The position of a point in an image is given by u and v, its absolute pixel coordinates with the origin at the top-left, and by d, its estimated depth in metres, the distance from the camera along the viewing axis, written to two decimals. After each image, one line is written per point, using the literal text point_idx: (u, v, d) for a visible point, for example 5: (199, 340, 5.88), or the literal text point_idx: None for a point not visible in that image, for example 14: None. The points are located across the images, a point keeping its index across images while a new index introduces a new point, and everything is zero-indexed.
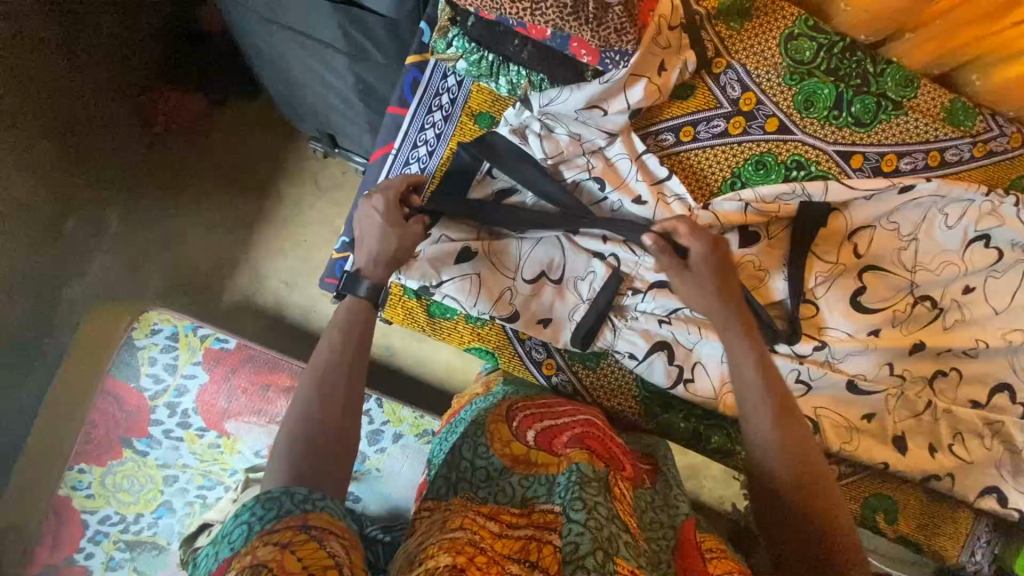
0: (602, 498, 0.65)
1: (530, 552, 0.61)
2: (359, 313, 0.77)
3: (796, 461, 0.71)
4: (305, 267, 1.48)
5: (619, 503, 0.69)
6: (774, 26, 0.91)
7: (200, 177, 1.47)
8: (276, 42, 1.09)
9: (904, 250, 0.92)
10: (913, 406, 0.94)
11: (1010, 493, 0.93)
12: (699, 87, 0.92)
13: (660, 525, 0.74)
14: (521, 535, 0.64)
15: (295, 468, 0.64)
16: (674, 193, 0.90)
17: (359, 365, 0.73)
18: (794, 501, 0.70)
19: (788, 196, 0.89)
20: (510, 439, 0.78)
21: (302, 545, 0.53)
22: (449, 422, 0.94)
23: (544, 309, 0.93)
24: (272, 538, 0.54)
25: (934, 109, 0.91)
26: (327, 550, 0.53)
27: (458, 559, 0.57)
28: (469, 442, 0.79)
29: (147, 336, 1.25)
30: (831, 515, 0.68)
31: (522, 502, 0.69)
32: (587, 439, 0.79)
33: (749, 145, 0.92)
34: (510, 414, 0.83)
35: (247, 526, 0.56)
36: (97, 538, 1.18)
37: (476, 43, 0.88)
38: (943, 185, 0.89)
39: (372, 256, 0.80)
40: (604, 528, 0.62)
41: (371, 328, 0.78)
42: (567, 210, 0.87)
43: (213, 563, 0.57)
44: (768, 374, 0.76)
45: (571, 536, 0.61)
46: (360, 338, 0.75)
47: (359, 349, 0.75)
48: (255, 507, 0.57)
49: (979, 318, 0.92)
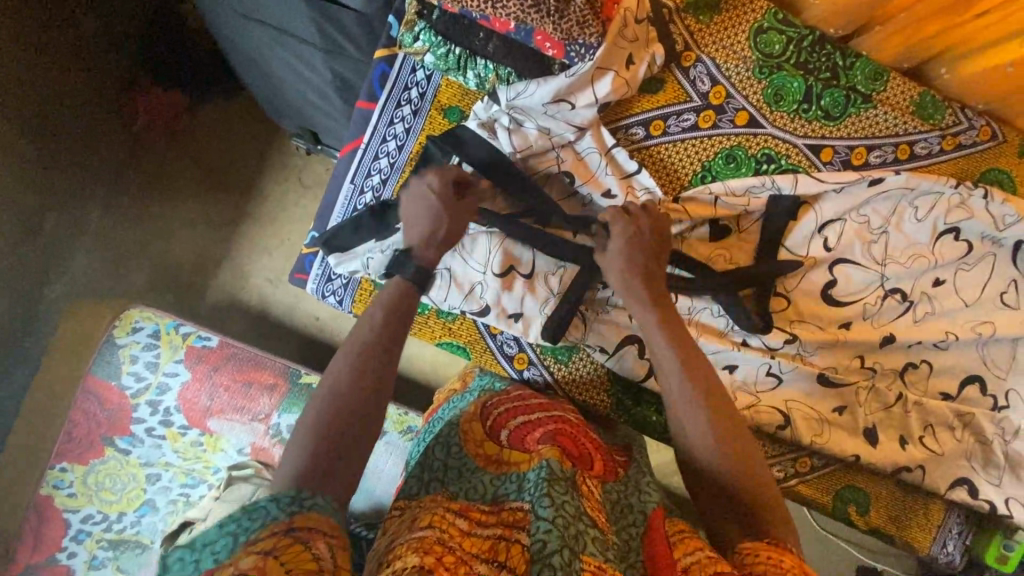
0: (569, 497, 0.66)
1: (499, 552, 0.62)
2: (395, 293, 0.78)
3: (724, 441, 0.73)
4: (288, 264, 1.48)
5: (587, 501, 0.69)
6: (742, 20, 0.90)
7: (184, 175, 1.48)
8: (252, 38, 1.10)
9: (874, 244, 0.93)
10: (884, 399, 0.94)
11: (981, 485, 0.94)
12: (669, 80, 0.92)
13: (630, 510, 0.74)
14: (489, 535, 0.64)
15: (314, 449, 0.66)
16: (643, 186, 0.91)
17: (395, 344, 0.75)
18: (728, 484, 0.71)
19: (757, 189, 0.91)
20: (483, 439, 0.80)
21: (286, 549, 0.56)
22: (428, 421, 0.94)
23: (514, 303, 0.92)
24: (256, 547, 0.55)
25: (903, 103, 0.90)
26: (313, 552, 0.56)
27: (426, 560, 0.57)
28: (442, 443, 0.80)
29: (128, 334, 1.25)
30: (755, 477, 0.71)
31: (492, 499, 0.69)
32: (559, 436, 0.79)
33: (718, 139, 0.92)
34: (484, 413, 0.84)
35: (232, 536, 0.57)
36: (80, 537, 1.19)
37: (442, 37, 0.88)
38: (911, 178, 0.90)
39: (423, 238, 0.81)
40: (570, 525, 0.62)
41: (407, 310, 0.79)
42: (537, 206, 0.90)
43: (195, 571, 0.57)
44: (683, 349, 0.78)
45: (539, 534, 0.61)
46: (397, 317, 0.77)
47: (395, 330, 0.76)
48: (240, 518, 0.58)
49: (949, 309, 0.93)
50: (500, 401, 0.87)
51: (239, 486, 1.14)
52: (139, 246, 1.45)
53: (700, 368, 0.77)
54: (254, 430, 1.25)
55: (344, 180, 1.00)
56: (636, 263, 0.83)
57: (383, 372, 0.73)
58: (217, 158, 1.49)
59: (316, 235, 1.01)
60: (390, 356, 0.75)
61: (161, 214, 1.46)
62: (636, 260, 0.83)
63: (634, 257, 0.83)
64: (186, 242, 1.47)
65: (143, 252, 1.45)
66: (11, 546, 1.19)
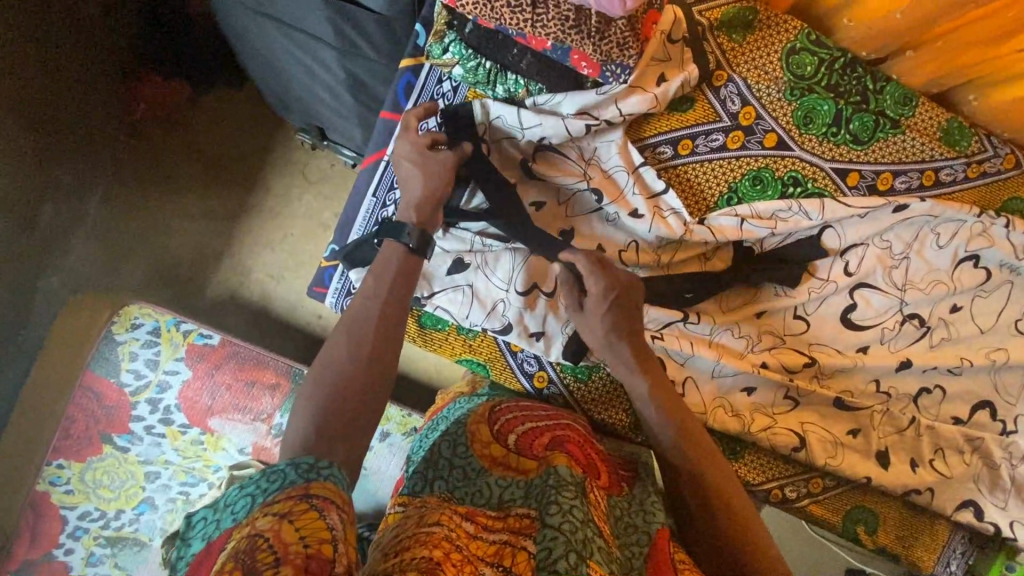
0: (578, 501, 0.63)
1: (504, 557, 0.60)
2: (394, 259, 0.82)
3: (712, 477, 0.77)
4: (292, 260, 1.44)
5: (594, 509, 0.67)
6: (776, 39, 0.89)
7: (184, 166, 1.44)
8: (266, 34, 1.07)
9: (895, 269, 0.93)
10: (897, 422, 0.95)
11: (986, 507, 0.96)
12: (699, 100, 0.91)
13: (633, 529, 0.71)
14: (495, 540, 0.62)
15: (321, 411, 0.68)
16: (670, 207, 0.90)
17: (391, 310, 0.78)
18: (728, 524, 0.73)
19: (784, 213, 0.90)
20: (490, 440, 0.80)
21: (301, 514, 0.52)
22: (431, 420, 0.93)
23: (537, 323, 0.91)
24: (271, 509, 0.53)
25: (930, 128, 0.90)
26: (326, 520, 0.53)
27: (434, 553, 0.56)
28: (449, 441, 0.80)
29: (128, 331, 1.21)
30: (751, 528, 0.73)
31: (498, 505, 0.69)
32: (568, 444, 0.79)
33: (746, 160, 0.91)
34: (492, 417, 0.84)
35: (251, 497, 0.57)
36: (77, 534, 1.18)
37: (473, 50, 0.86)
38: (937, 206, 0.90)
39: (407, 202, 0.84)
40: (578, 531, 0.59)
41: (410, 271, 0.82)
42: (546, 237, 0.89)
43: (216, 529, 0.60)
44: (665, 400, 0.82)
45: (545, 541, 0.58)
46: (397, 282, 0.80)
47: (393, 299, 0.79)
48: (260, 480, 0.59)
49: (965, 335, 0.94)
50: (508, 408, 0.86)
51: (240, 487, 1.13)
52: (138, 238, 1.41)
53: (684, 428, 0.81)
54: (257, 430, 1.24)
55: (365, 192, 0.98)
56: (620, 329, 0.83)
57: (377, 339, 0.76)
58: (218, 151, 1.46)
59: (334, 246, 0.99)
60: (390, 318, 0.78)
61: (160, 207, 1.43)
62: (619, 324, 0.83)
63: (620, 325, 0.83)
64: (186, 235, 1.44)
65: (142, 244, 1.42)
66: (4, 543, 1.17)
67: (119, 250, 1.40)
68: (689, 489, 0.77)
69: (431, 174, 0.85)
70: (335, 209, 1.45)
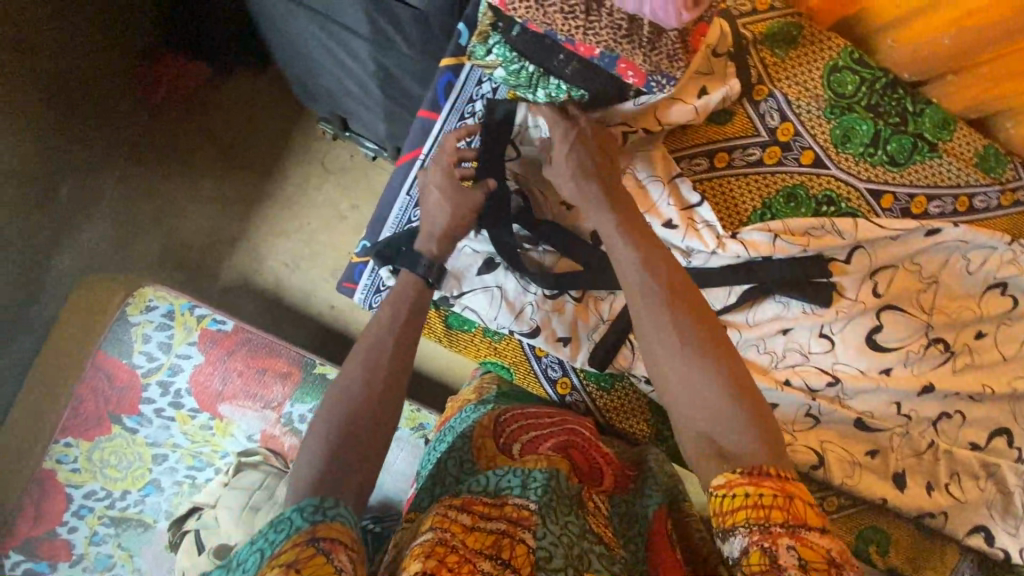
0: (573, 516, 0.66)
1: (502, 549, 0.59)
2: (410, 289, 0.78)
3: (700, 330, 0.65)
4: (306, 250, 1.43)
5: (592, 518, 0.69)
6: (818, 57, 0.90)
7: (201, 149, 1.43)
8: (295, 20, 1.05)
9: (923, 293, 0.93)
10: (915, 446, 0.95)
11: (997, 533, 0.95)
12: (739, 113, 0.91)
13: (636, 518, 0.74)
14: (493, 529, 0.62)
15: (331, 448, 0.64)
16: (704, 220, 0.90)
17: (407, 340, 0.74)
18: (717, 381, 0.63)
19: (817, 230, 0.90)
20: (495, 452, 0.76)
21: (307, 561, 0.52)
22: (439, 430, 0.89)
23: (565, 327, 0.91)
24: (278, 561, 0.53)
25: (967, 154, 0.91)
26: (335, 564, 0.52)
27: (428, 564, 0.55)
28: (456, 458, 0.76)
29: (142, 312, 1.22)
30: (748, 387, 0.63)
31: (495, 493, 0.66)
32: (571, 450, 0.79)
33: (782, 176, 0.91)
34: (497, 428, 0.80)
35: (261, 552, 0.55)
36: (81, 513, 1.17)
37: (518, 53, 0.82)
38: (969, 231, 0.90)
39: (427, 232, 0.81)
40: (573, 545, 0.63)
41: (423, 305, 0.78)
42: (578, 255, 0.89)
43: None
44: (643, 246, 0.71)
45: (545, 543, 0.61)
46: (412, 314, 0.76)
47: (407, 330, 0.75)
48: (268, 531, 0.56)
49: (988, 363, 0.94)
50: (514, 415, 0.83)
51: (248, 473, 1.14)
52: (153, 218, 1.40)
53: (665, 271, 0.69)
54: (265, 418, 1.23)
55: (399, 190, 1.00)
56: (588, 168, 0.79)
57: (393, 368, 0.71)
58: (237, 135, 1.44)
59: (366, 243, 1.00)
60: (405, 348, 0.73)
61: (177, 189, 1.42)
62: (589, 164, 0.79)
63: (586, 159, 0.79)
64: (200, 218, 1.42)
65: (156, 225, 1.40)
66: (6, 519, 1.16)
67: (132, 230, 1.38)
68: (676, 351, 0.64)
69: (450, 204, 0.82)
70: (352, 200, 1.44)
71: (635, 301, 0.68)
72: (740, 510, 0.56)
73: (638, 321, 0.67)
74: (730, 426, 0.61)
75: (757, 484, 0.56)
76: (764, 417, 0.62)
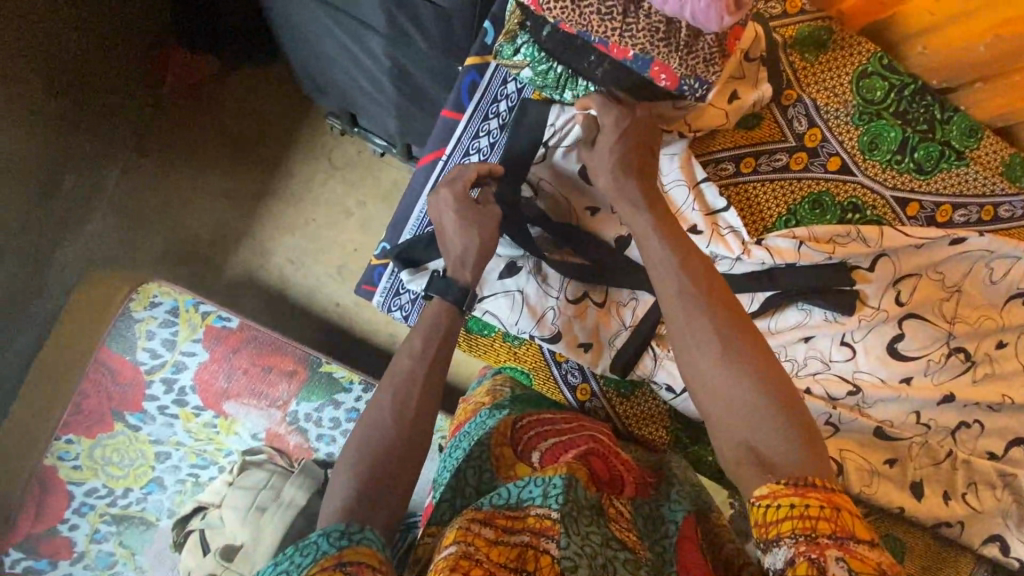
0: (595, 526, 0.63)
1: (527, 561, 0.58)
2: (440, 318, 0.76)
3: (738, 331, 0.64)
4: (312, 248, 1.40)
5: (614, 523, 0.67)
6: (848, 62, 0.89)
7: (206, 142, 1.41)
8: (309, 14, 1.03)
9: (946, 302, 0.92)
10: (933, 455, 0.95)
11: (1013, 543, 0.95)
12: (767, 117, 0.90)
13: (662, 521, 0.72)
14: (518, 542, 0.60)
15: (362, 478, 0.64)
16: (729, 225, 0.88)
17: (438, 372, 0.73)
18: (754, 384, 0.62)
19: (843, 237, 0.88)
20: (515, 461, 0.76)
21: None
22: (454, 437, 0.86)
23: (586, 333, 0.90)
24: None
25: (993, 162, 0.89)
26: None
27: None
28: (474, 468, 0.74)
29: (146, 308, 1.20)
30: (787, 392, 0.62)
31: (516, 503, 0.64)
32: (591, 457, 0.75)
33: (808, 182, 0.90)
34: (515, 435, 0.79)
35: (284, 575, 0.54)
36: (83, 510, 1.14)
37: (546, 53, 0.84)
38: (994, 241, 0.89)
39: (458, 258, 0.80)
40: (597, 554, 0.60)
41: (453, 335, 0.76)
42: (601, 264, 0.88)
43: None
44: (678, 247, 0.70)
45: (570, 552, 0.58)
46: (443, 344, 0.74)
47: (437, 360, 0.73)
48: (292, 555, 0.55)
49: (1008, 372, 0.93)
50: (531, 421, 0.82)
51: (252, 471, 1.11)
52: (157, 212, 1.38)
53: (700, 273, 0.68)
54: (271, 417, 1.20)
55: (420, 192, 0.99)
56: (628, 165, 0.77)
57: (424, 401, 0.70)
58: (242, 130, 1.42)
59: (386, 245, 0.99)
60: (435, 379, 0.72)
61: (180, 183, 1.39)
62: (628, 163, 0.77)
63: (624, 159, 0.77)
64: (204, 213, 1.40)
65: (160, 219, 1.38)
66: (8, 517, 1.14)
67: (136, 225, 1.36)
68: (714, 355, 0.63)
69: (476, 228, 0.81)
70: (359, 197, 1.41)
71: (670, 302, 0.67)
72: (786, 520, 0.54)
73: (675, 327, 0.66)
74: (768, 431, 0.60)
75: (803, 496, 0.55)
76: (803, 422, 0.61)
